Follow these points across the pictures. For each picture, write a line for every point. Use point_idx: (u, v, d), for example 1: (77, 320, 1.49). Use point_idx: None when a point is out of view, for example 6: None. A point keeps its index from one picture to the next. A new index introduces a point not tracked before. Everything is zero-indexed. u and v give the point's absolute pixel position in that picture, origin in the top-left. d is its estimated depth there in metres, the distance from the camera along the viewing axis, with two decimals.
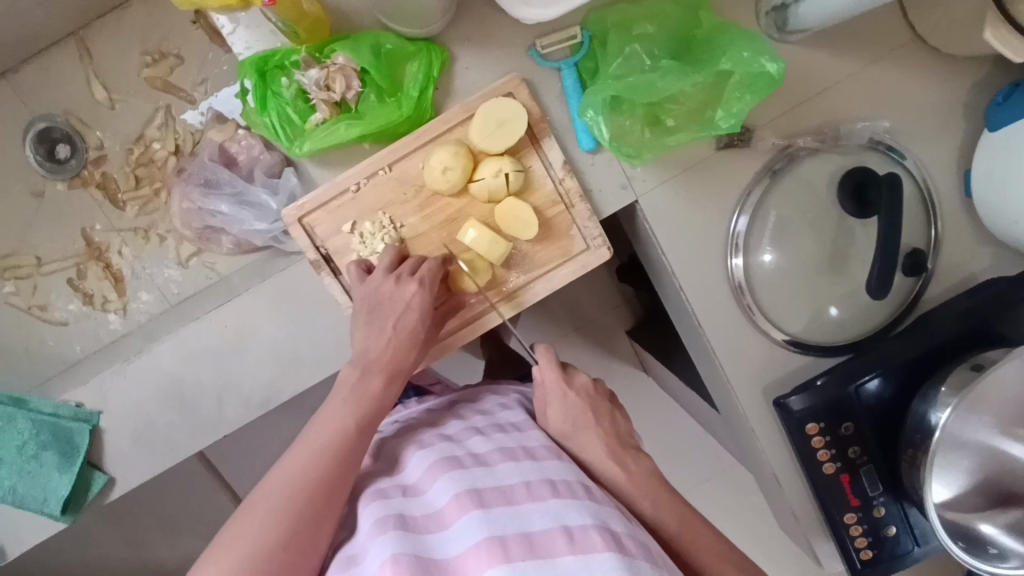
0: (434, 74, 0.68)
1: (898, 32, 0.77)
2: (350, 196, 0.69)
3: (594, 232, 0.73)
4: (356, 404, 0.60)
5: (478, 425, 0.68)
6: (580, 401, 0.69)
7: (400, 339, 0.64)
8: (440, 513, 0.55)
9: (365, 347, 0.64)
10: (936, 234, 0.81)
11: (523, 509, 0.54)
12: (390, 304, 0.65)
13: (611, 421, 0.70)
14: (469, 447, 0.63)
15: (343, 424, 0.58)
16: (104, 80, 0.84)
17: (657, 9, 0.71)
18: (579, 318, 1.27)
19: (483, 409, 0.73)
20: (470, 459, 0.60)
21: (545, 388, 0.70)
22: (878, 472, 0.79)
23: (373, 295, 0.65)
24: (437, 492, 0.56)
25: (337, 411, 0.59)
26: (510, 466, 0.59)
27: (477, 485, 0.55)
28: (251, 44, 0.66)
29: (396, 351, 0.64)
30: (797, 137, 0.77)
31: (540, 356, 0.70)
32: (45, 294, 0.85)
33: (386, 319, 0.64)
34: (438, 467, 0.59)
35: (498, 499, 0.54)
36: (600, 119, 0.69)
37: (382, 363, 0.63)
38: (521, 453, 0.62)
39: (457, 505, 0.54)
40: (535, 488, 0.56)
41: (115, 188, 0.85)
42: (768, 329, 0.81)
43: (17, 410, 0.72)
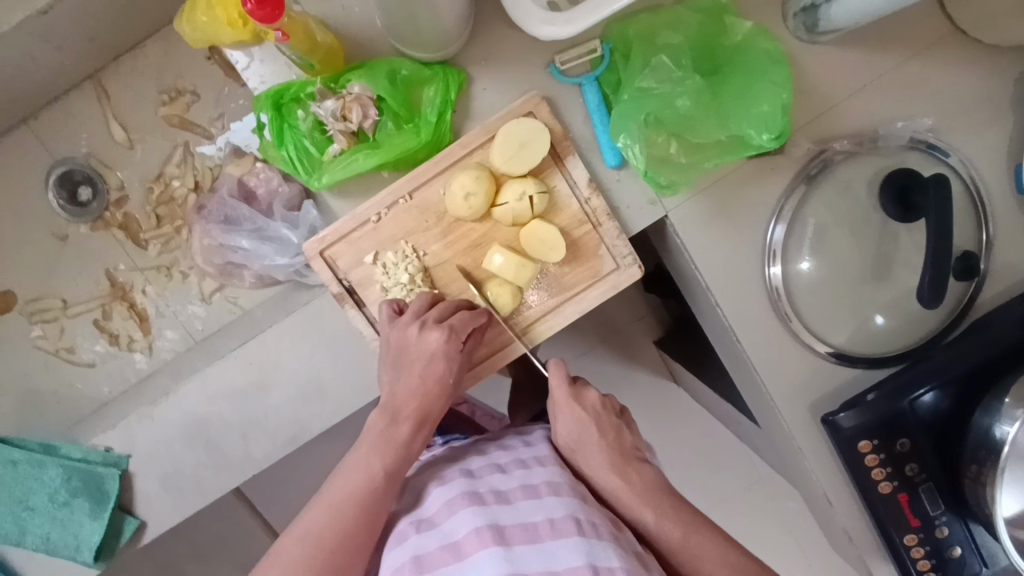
0: (452, 97, 0.66)
1: (937, 24, 0.73)
2: (372, 226, 0.67)
3: (623, 250, 0.70)
4: (383, 450, 0.57)
5: (499, 459, 0.64)
6: (588, 417, 0.66)
7: (431, 385, 0.61)
8: (457, 545, 0.54)
9: (393, 391, 0.61)
10: (988, 235, 0.76)
11: (548, 547, 0.53)
12: (416, 348, 0.62)
13: (617, 436, 0.67)
14: (489, 480, 0.60)
15: (370, 471, 0.56)
16: (123, 120, 0.84)
17: (680, 17, 0.68)
18: (605, 330, 1.24)
19: (504, 444, 0.69)
20: (492, 495, 0.57)
21: (556, 406, 0.67)
22: (939, 488, 0.75)
23: (400, 337, 0.63)
24: (454, 526, 0.55)
25: (361, 458, 0.57)
26: (533, 502, 0.57)
27: (499, 520, 0.54)
28: (267, 78, 0.65)
29: (428, 391, 0.61)
30: (832, 141, 0.73)
31: (552, 371, 0.68)
32: (72, 337, 0.85)
33: (412, 360, 0.62)
34: (457, 504, 0.56)
35: (522, 538, 0.53)
36: (635, 141, 0.66)
37: (413, 408, 0.60)
38: (545, 488, 0.59)
39: (478, 543, 0.52)
40: (561, 523, 0.55)
41: (136, 227, 0.84)
42: (811, 341, 0.77)
43: (48, 456, 0.71)
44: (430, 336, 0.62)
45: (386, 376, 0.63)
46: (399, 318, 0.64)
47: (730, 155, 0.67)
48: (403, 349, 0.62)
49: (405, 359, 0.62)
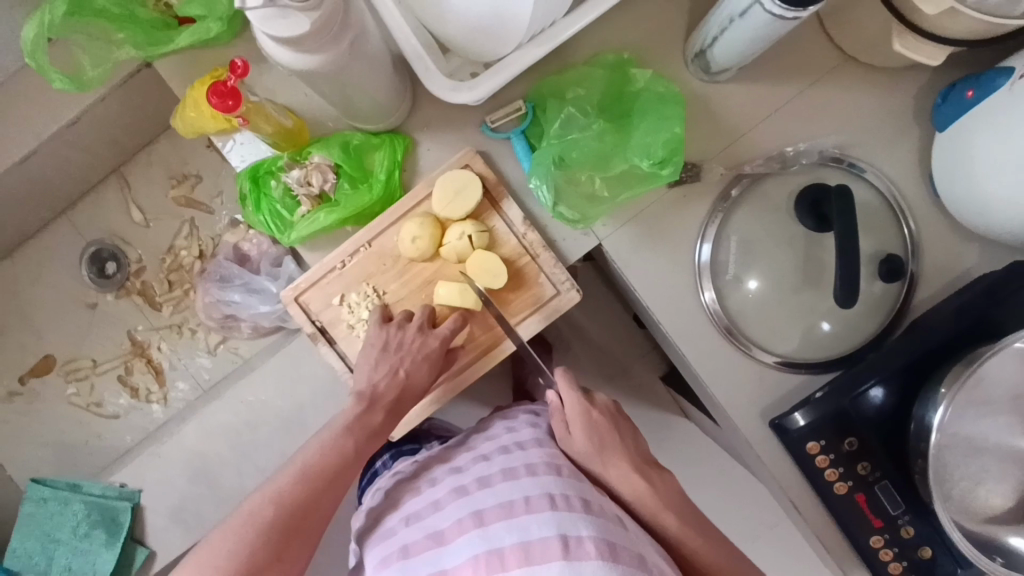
0: (399, 159, 0.77)
1: (829, 55, 0.81)
2: (337, 271, 0.77)
3: (562, 277, 0.78)
4: (356, 432, 0.70)
5: (485, 449, 0.73)
6: (603, 419, 0.72)
7: (408, 381, 0.73)
8: (441, 532, 0.64)
9: (372, 379, 0.73)
10: (911, 235, 0.80)
11: (521, 522, 0.59)
12: (411, 347, 0.73)
13: (634, 441, 0.74)
14: (473, 471, 0.69)
15: (342, 451, 0.68)
16: (141, 204, 0.99)
17: (587, 75, 0.78)
18: (615, 353, 1.26)
19: (489, 435, 0.76)
20: (474, 485, 0.66)
21: (565, 412, 0.73)
22: (896, 485, 0.76)
23: (393, 334, 0.74)
24: (439, 519, 0.65)
25: (338, 440, 0.69)
26: (511, 484, 0.64)
27: (479, 507, 0.63)
28: (246, 157, 0.78)
29: (405, 384, 0.73)
30: (745, 165, 0.81)
31: (558, 378, 0.74)
32: (100, 392, 0.97)
33: (395, 358, 0.73)
34: (444, 501, 0.67)
35: (498, 516, 0.61)
36: (544, 181, 0.76)
37: (388, 400, 0.72)
38: (522, 470, 0.66)
39: (459, 528, 0.62)
40: (535, 500, 0.61)
41: (153, 293, 0.98)
42: (756, 352, 0.81)
43: (73, 493, 0.82)
44: (421, 339, 0.73)
45: (371, 359, 0.73)
46: (386, 323, 0.75)
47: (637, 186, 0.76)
48: (400, 346, 0.73)
49: (393, 354, 0.73)
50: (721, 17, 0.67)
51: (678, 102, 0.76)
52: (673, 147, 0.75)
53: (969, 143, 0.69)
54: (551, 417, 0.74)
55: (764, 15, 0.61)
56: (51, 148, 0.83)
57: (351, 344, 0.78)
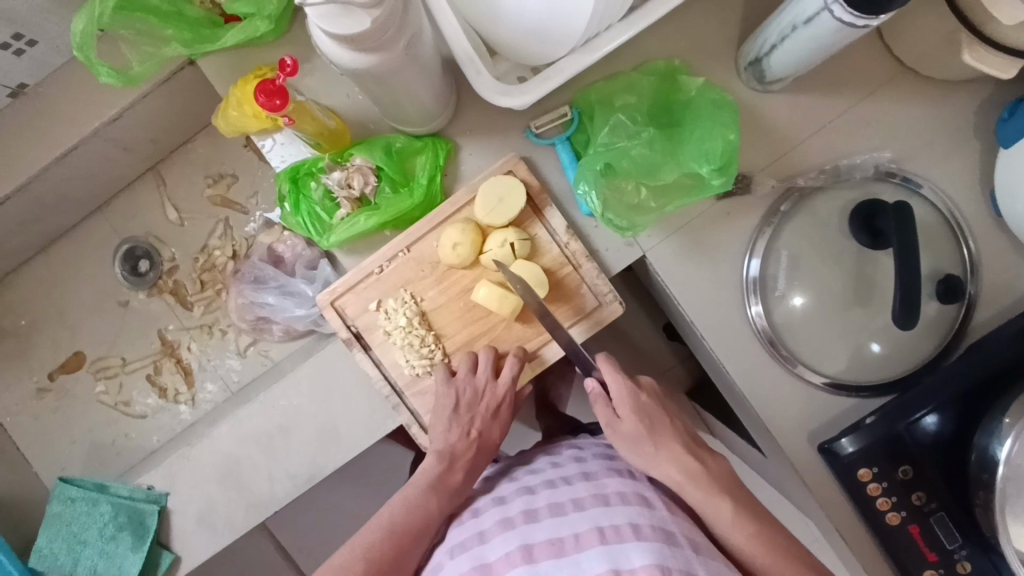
0: (441, 163, 0.76)
1: (888, 66, 0.78)
2: (375, 276, 0.76)
3: (604, 288, 0.76)
4: (438, 491, 0.71)
5: (530, 483, 0.73)
6: (651, 400, 0.76)
7: (483, 439, 0.75)
8: (488, 564, 0.63)
9: (449, 440, 0.73)
10: (970, 256, 0.77)
11: (573, 558, 0.61)
12: (482, 404, 0.74)
13: (681, 424, 0.76)
14: (519, 504, 0.69)
15: (426, 509, 0.69)
16: (176, 202, 0.98)
17: (635, 82, 0.76)
18: (651, 364, 1.21)
19: (533, 468, 0.78)
20: (521, 517, 0.67)
21: (614, 401, 0.75)
22: (954, 518, 0.72)
23: (463, 389, 0.74)
24: (486, 552, 0.64)
25: (416, 496, 0.70)
26: (558, 519, 0.65)
27: (528, 540, 0.63)
28: (286, 157, 0.77)
29: (480, 441, 0.74)
30: (797, 177, 0.78)
31: (604, 363, 0.76)
32: (129, 391, 0.96)
33: (470, 417, 0.74)
34: (490, 533, 0.66)
35: (548, 552, 0.62)
36: (592, 190, 0.74)
37: (466, 459, 0.73)
38: (569, 505, 0.67)
39: (507, 562, 0.62)
40: (584, 535, 0.62)
41: (184, 292, 0.97)
42: (803, 372, 0.78)
43: (101, 494, 0.81)
44: (492, 392, 0.74)
45: (445, 421, 0.73)
46: (455, 377, 0.75)
47: (693, 196, 0.74)
48: (471, 403, 0.74)
49: (466, 413, 0.74)
50: (783, 24, 0.64)
51: (735, 112, 0.74)
52: (727, 155, 0.73)
53: None
54: (596, 399, 0.76)
55: (833, 22, 0.58)
56: (94, 144, 0.83)
57: (388, 351, 0.76)
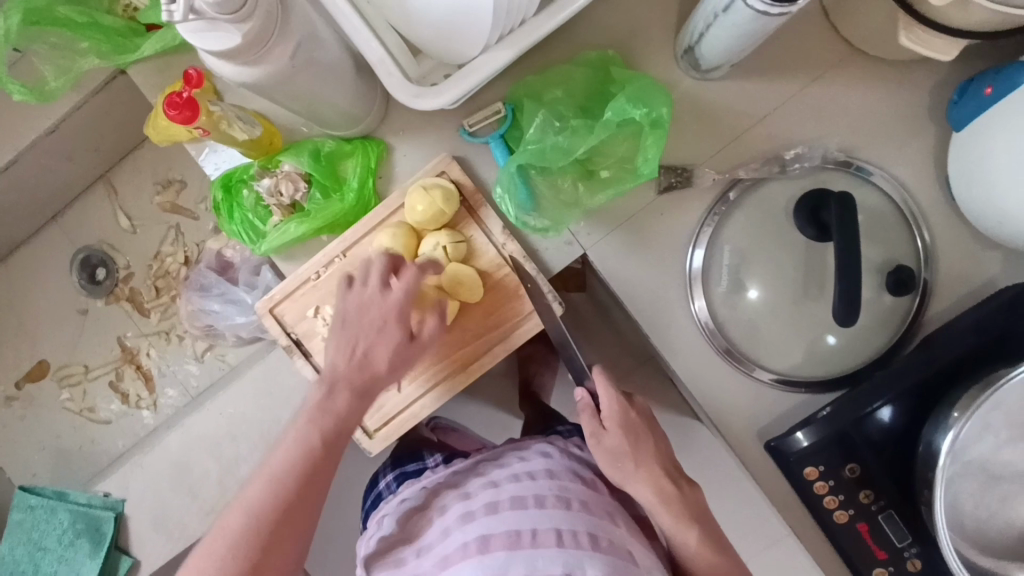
0: (373, 166, 0.75)
1: (832, 48, 0.74)
2: (312, 283, 0.76)
3: (543, 289, 0.75)
4: (322, 420, 0.64)
5: (496, 477, 0.72)
6: (640, 420, 0.72)
7: (372, 360, 0.67)
8: (446, 558, 0.65)
9: (336, 359, 0.66)
10: (924, 245, 0.74)
11: (528, 554, 0.62)
12: (367, 319, 0.67)
13: (661, 435, 0.74)
14: (481, 497, 0.69)
15: (308, 443, 0.63)
16: (127, 210, 0.98)
17: (567, 74, 0.74)
18: None
19: (501, 463, 0.76)
20: (482, 509, 0.67)
21: (613, 417, 0.71)
22: (902, 515, 0.70)
23: (353, 303, 0.68)
24: (446, 546, 0.66)
25: (300, 431, 0.64)
26: (517, 514, 0.66)
27: (488, 531, 0.65)
28: (219, 165, 0.76)
29: (368, 364, 0.67)
30: (741, 168, 0.75)
31: (600, 379, 0.71)
32: (93, 398, 0.97)
33: (356, 336, 0.67)
34: (450, 527, 0.67)
35: (504, 543, 0.63)
36: (509, 195, 0.73)
37: (352, 380, 0.66)
38: (530, 499, 0.68)
39: (463, 553, 0.64)
40: (541, 531, 0.64)
41: (141, 299, 0.97)
42: (752, 368, 0.76)
43: (60, 502, 0.83)
44: (388, 300, 0.67)
45: (332, 338, 0.67)
46: (348, 289, 0.69)
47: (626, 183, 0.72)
48: (357, 322, 0.67)
49: (351, 332, 0.67)
50: (706, 12, 0.61)
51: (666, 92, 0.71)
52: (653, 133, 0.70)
53: (993, 145, 0.62)
54: (585, 412, 0.72)
55: (747, 11, 0.55)
56: (33, 156, 0.83)
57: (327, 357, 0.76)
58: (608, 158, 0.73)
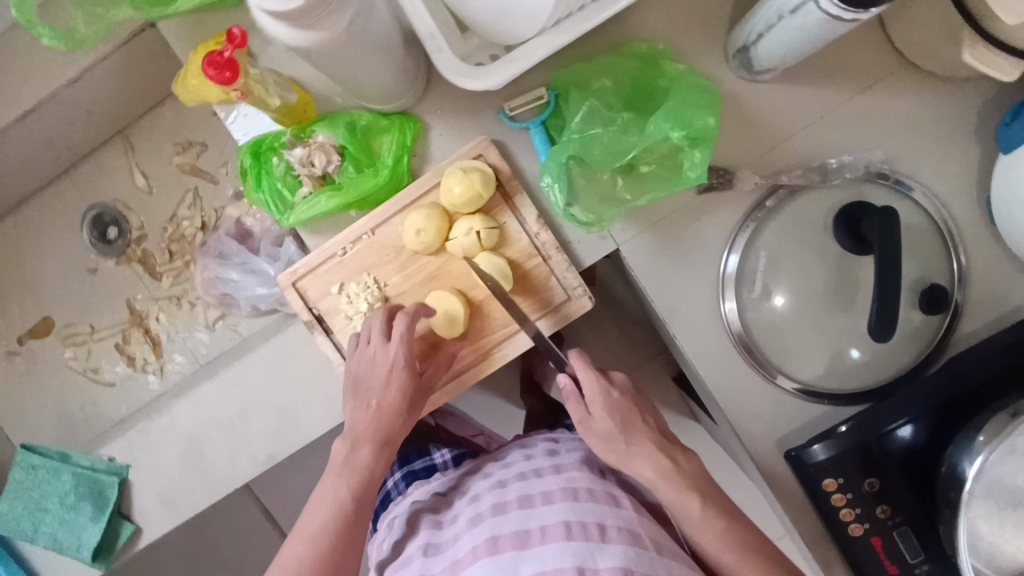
0: (408, 144, 0.73)
1: (887, 58, 0.72)
2: (338, 259, 0.74)
3: (573, 282, 0.74)
4: (349, 476, 0.64)
5: (504, 476, 0.71)
6: (625, 400, 0.72)
7: (388, 412, 0.65)
8: (456, 561, 0.63)
9: (354, 419, 0.66)
10: (959, 266, 0.73)
11: (537, 552, 0.59)
12: (374, 373, 0.65)
13: (654, 416, 0.74)
14: (490, 498, 0.67)
15: (338, 498, 0.63)
16: (144, 169, 0.95)
17: (616, 64, 0.72)
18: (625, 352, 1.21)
19: (505, 460, 0.76)
20: (489, 510, 0.65)
21: (592, 393, 0.71)
22: (917, 531, 0.71)
23: (364, 362, 0.67)
24: (457, 549, 0.64)
25: (331, 488, 0.64)
26: (526, 513, 0.64)
27: (497, 532, 0.62)
28: (248, 130, 0.74)
29: (385, 414, 0.65)
30: (784, 174, 0.74)
31: (575, 359, 0.73)
32: (98, 359, 0.95)
33: (369, 391, 0.66)
34: (461, 532, 0.65)
35: (512, 544, 0.60)
36: (555, 184, 0.71)
37: (371, 431, 0.65)
38: (538, 498, 0.66)
39: (473, 556, 0.61)
40: (550, 529, 0.61)
41: (153, 262, 0.95)
42: (775, 377, 0.76)
43: (62, 464, 0.81)
44: (385, 364, 0.65)
45: (348, 402, 0.67)
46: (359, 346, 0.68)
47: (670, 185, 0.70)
48: (365, 378, 0.66)
49: (364, 389, 0.66)
50: (768, 12, 0.59)
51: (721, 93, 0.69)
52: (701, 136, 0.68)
53: None
54: (570, 402, 0.73)
55: (817, 14, 0.53)
56: (52, 106, 0.79)
57: (348, 336, 0.75)
58: (654, 157, 0.71)
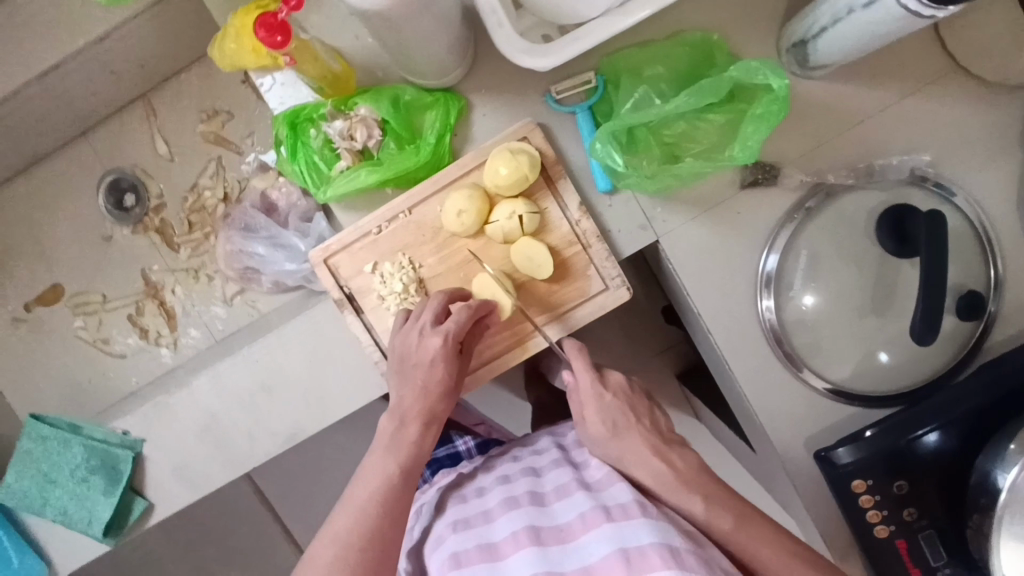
0: (451, 122, 0.71)
1: (939, 60, 0.72)
2: (373, 237, 0.72)
3: (612, 271, 0.72)
4: (396, 452, 0.62)
5: (536, 464, 0.74)
6: (618, 401, 0.71)
7: (436, 392, 0.64)
8: (494, 545, 0.62)
9: (401, 396, 0.65)
10: (996, 273, 0.73)
11: (580, 543, 0.58)
12: (418, 355, 0.64)
13: (651, 417, 0.72)
14: (525, 486, 0.69)
15: (387, 473, 0.61)
16: (166, 136, 0.92)
17: (668, 51, 0.71)
18: (638, 345, 1.21)
19: (535, 448, 0.79)
20: (527, 498, 0.66)
21: (582, 392, 0.72)
22: (942, 535, 0.71)
23: (404, 342, 0.65)
24: (494, 531, 0.63)
25: (378, 462, 0.62)
26: (566, 504, 0.64)
27: (537, 522, 0.62)
28: (285, 99, 0.71)
29: (431, 394, 0.64)
30: (829, 173, 0.73)
31: (573, 355, 0.73)
32: (108, 329, 0.93)
33: (414, 372, 0.64)
34: (495, 513, 0.66)
35: (555, 538, 0.60)
36: (611, 152, 0.69)
37: (418, 409, 0.64)
38: (575, 487, 0.67)
39: (514, 543, 0.61)
40: (590, 519, 0.61)
41: (171, 232, 0.93)
42: (807, 376, 0.76)
43: (74, 435, 0.78)
44: (430, 343, 0.63)
45: (393, 380, 0.66)
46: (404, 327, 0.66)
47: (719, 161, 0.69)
48: (408, 359, 0.64)
49: (410, 368, 0.64)
50: (836, 5, 0.58)
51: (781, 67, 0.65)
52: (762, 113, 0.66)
53: None
54: (574, 404, 0.72)
55: (894, 9, 0.52)
56: (77, 65, 0.76)
57: (380, 316, 0.73)
58: (701, 138, 0.71)
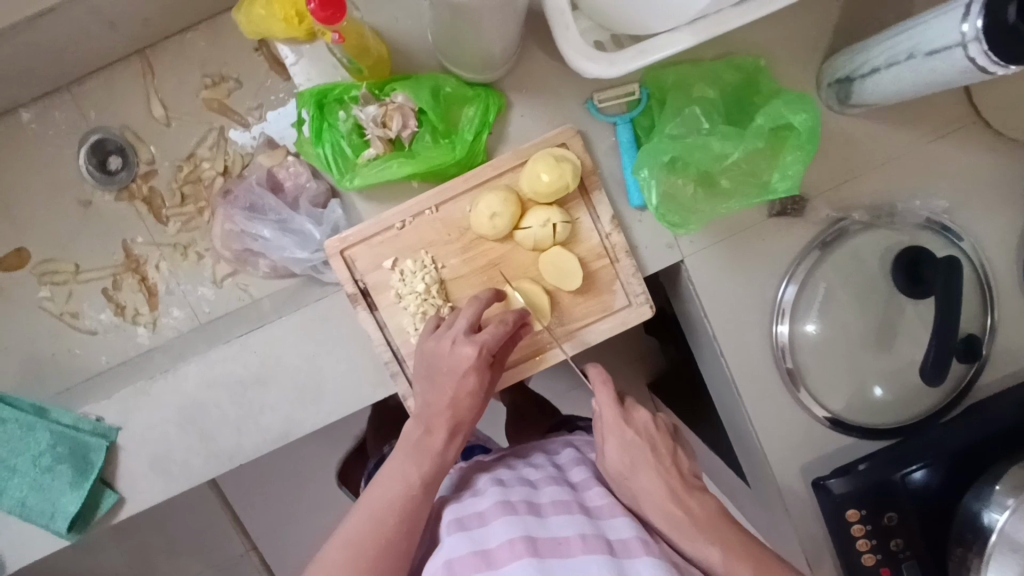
0: (490, 120, 0.68)
1: (962, 111, 0.74)
2: (394, 232, 0.68)
3: (637, 288, 0.71)
4: (419, 459, 0.59)
5: (531, 475, 0.68)
6: (640, 439, 0.65)
7: (465, 403, 0.62)
8: (488, 551, 0.56)
9: (426, 401, 0.62)
10: (992, 319, 0.77)
11: (578, 561, 0.55)
12: (449, 362, 0.62)
13: (673, 459, 0.66)
14: (521, 492, 0.63)
15: (407, 483, 0.58)
16: (163, 99, 0.90)
17: (716, 73, 0.70)
18: (625, 355, 1.22)
19: (531, 462, 0.74)
20: (524, 506, 0.61)
21: (603, 424, 0.67)
22: (923, 567, 0.73)
23: (434, 348, 0.63)
24: (487, 535, 0.57)
25: (398, 469, 0.59)
26: (565, 518, 0.60)
27: (533, 532, 0.57)
28: (312, 77, 0.67)
29: (459, 405, 0.62)
30: (851, 210, 0.75)
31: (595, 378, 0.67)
32: (79, 303, 0.91)
33: (444, 379, 0.62)
34: (490, 514, 0.60)
35: (552, 550, 0.56)
36: (653, 180, 0.68)
37: (445, 419, 0.61)
38: (575, 505, 0.62)
39: (511, 552, 0.55)
40: (590, 539, 0.57)
41: (159, 204, 0.91)
42: (809, 404, 0.77)
43: (39, 420, 0.72)
44: (462, 352, 0.62)
45: (421, 389, 0.63)
46: (437, 332, 0.64)
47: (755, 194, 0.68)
48: (436, 363, 0.62)
49: (439, 377, 0.62)
50: (898, 47, 0.59)
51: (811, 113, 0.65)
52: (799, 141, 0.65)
53: None
54: (595, 435, 0.68)
55: (963, 61, 0.53)
56: (72, 11, 0.69)
57: (394, 315, 0.69)
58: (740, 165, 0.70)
